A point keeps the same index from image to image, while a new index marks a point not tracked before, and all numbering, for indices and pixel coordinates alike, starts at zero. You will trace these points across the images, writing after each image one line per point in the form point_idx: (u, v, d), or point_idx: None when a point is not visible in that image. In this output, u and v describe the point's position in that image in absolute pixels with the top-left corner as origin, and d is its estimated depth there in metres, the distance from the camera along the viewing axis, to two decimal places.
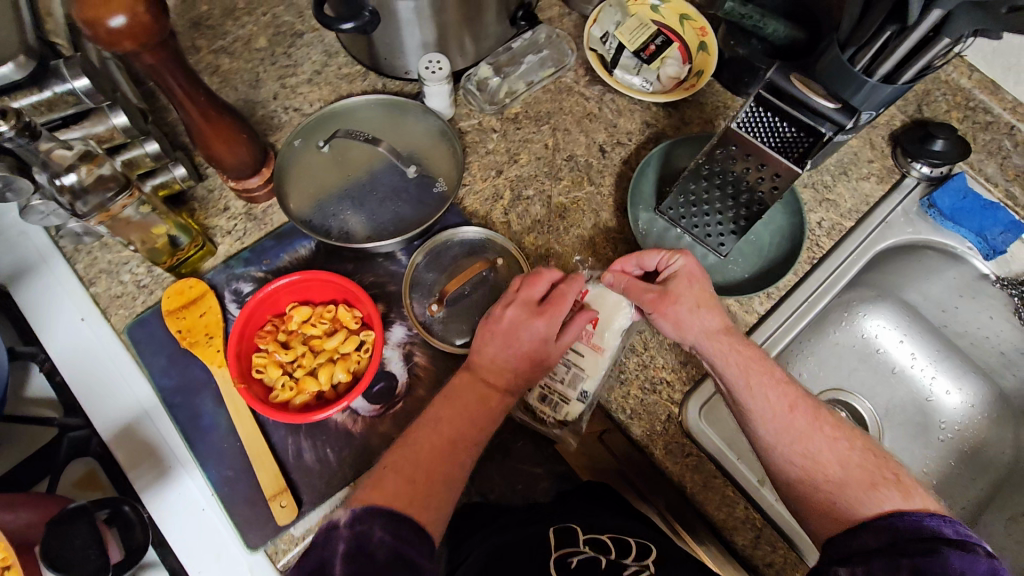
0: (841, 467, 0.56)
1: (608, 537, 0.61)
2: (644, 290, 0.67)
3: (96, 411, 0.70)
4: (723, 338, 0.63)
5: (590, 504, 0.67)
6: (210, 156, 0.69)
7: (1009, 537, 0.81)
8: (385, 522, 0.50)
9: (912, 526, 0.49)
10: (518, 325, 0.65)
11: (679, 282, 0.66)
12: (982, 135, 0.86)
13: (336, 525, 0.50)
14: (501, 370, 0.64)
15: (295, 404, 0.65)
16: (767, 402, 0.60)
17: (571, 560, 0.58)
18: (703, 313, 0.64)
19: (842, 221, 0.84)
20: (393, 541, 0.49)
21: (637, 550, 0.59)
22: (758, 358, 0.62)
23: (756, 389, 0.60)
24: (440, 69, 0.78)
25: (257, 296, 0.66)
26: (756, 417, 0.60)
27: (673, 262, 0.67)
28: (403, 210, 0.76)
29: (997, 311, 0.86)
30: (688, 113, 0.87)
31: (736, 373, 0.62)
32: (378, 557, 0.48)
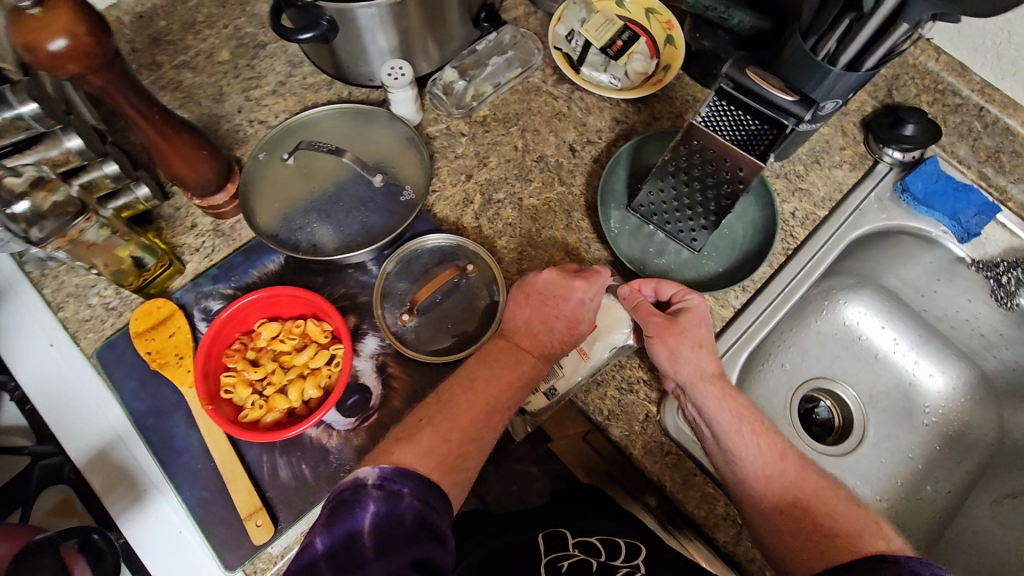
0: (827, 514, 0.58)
1: (597, 539, 0.67)
2: (652, 315, 0.69)
3: (68, 437, 0.69)
4: (716, 382, 0.67)
5: (580, 508, 0.77)
6: (172, 176, 0.68)
7: (995, 519, 0.80)
8: (414, 486, 0.52)
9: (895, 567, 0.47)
10: (554, 289, 0.69)
11: (686, 317, 0.69)
12: (952, 118, 0.85)
13: (364, 486, 0.51)
14: (535, 333, 0.68)
15: (266, 421, 0.64)
16: (757, 448, 0.63)
17: (562, 563, 0.64)
18: (701, 355, 0.68)
19: (816, 211, 0.84)
20: (421, 505, 0.51)
21: (626, 550, 0.64)
22: (748, 410, 0.66)
23: (747, 435, 0.64)
24: (403, 75, 0.78)
25: (223, 314, 0.66)
26: (746, 460, 0.63)
27: (683, 297, 0.70)
28: (371, 219, 0.75)
29: (975, 293, 0.86)
30: (657, 108, 0.87)
31: (728, 419, 0.65)
32: (406, 521, 0.49)
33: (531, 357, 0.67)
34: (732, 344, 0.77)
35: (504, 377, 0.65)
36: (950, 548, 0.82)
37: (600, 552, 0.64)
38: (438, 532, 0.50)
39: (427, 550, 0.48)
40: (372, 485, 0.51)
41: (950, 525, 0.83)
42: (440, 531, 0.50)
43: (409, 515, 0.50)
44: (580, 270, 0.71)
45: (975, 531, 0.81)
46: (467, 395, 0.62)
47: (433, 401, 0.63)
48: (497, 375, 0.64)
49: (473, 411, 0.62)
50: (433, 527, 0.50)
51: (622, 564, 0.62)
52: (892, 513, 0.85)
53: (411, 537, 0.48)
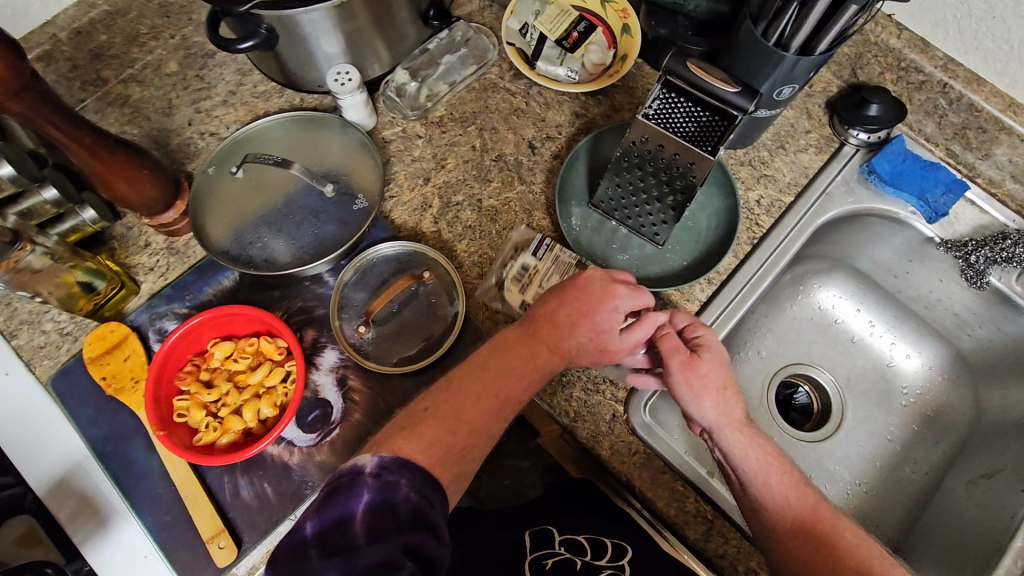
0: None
1: (583, 537, 0.71)
2: (675, 353, 0.64)
3: (28, 467, 0.69)
4: (743, 429, 0.63)
5: (568, 505, 0.78)
6: (114, 196, 0.67)
7: (969, 500, 0.78)
8: (411, 478, 0.51)
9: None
10: (595, 287, 0.65)
11: (708, 358, 0.64)
12: (917, 95, 0.83)
13: (362, 473, 0.50)
14: (559, 327, 0.64)
15: (221, 443, 0.63)
16: (786, 500, 0.61)
17: (546, 562, 0.68)
18: (726, 398, 0.64)
19: (782, 196, 0.82)
20: (417, 498, 0.50)
21: (611, 551, 0.68)
22: (777, 457, 0.63)
23: (775, 485, 0.61)
24: (350, 80, 0.75)
25: (171, 338, 0.64)
26: (774, 513, 0.60)
27: (700, 334, 0.66)
28: (324, 230, 0.73)
29: (946, 274, 0.83)
30: (618, 99, 0.84)
31: (756, 467, 0.62)
32: (401, 511, 0.49)
33: (546, 352, 0.63)
34: None
35: (512, 373, 0.62)
36: (926, 528, 0.80)
37: (585, 551, 0.69)
38: (432, 525, 0.50)
39: (419, 538, 0.48)
40: (369, 473, 0.50)
41: (927, 505, 0.82)
42: (433, 523, 0.50)
43: (403, 507, 0.49)
44: (626, 279, 0.67)
45: (951, 512, 0.79)
46: (476, 389, 0.60)
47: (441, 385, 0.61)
48: (507, 369, 0.62)
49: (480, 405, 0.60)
50: (428, 519, 0.50)
51: (606, 564, 0.67)
52: (869, 496, 0.84)
53: (404, 526, 0.48)
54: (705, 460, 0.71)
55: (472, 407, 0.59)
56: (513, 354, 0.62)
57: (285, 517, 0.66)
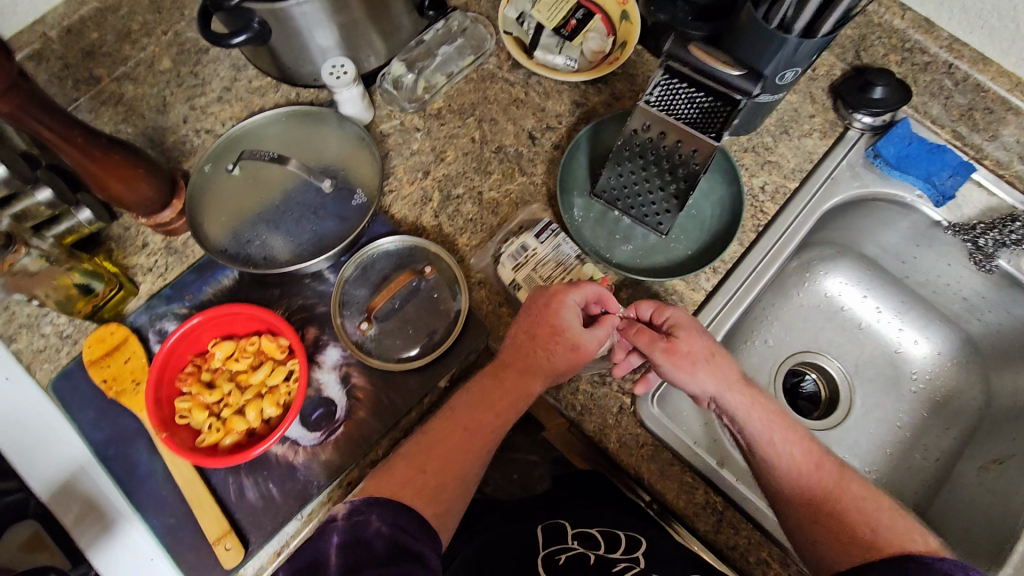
0: (867, 528, 0.58)
1: (596, 530, 0.69)
2: (654, 340, 0.64)
3: (31, 471, 0.68)
4: (744, 390, 0.64)
5: (580, 498, 0.79)
6: (109, 197, 0.65)
7: (980, 486, 0.78)
8: (383, 513, 0.54)
9: (924, 568, 0.51)
10: (537, 299, 0.65)
11: (686, 334, 0.64)
12: (923, 77, 0.82)
13: (334, 519, 0.54)
14: (518, 345, 0.64)
15: (224, 444, 0.63)
16: (791, 456, 0.62)
17: (560, 557, 0.64)
18: (718, 366, 0.64)
19: (786, 182, 0.81)
20: (392, 530, 0.53)
21: (626, 543, 0.66)
22: (780, 417, 0.64)
23: (780, 445, 0.62)
24: (345, 74, 0.74)
25: (170, 339, 0.64)
26: (783, 470, 0.62)
27: (669, 315, 0.66)
28: (323, 227, 0.72)
29: (954, 258, 0.82)
30: (619, 87, 0.83)
31: (760, 428, 0.63)
32: (377, 546, 0.51)
33: (513, 373, 0.64)
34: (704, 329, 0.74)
35: (482, 402, 0.63)
36: (939, 513, 0.79)
37: (597, 545, 0.66)
38: (413, 553, 0.51)
39: (399, 564, 0.50)
40: (341, 517, 0.54)
41: (940, 493, 0.81)
42: (415, 552, 0.52)
43: (378, 541, 0.52)
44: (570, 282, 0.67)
45: (963, 498, 0.78)
46: (460, 420, 0.62)
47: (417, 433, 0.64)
48: (486, 393, 0.64)
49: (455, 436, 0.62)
50: (406, 549, 0.52)
51: (619, 557, 0.64)
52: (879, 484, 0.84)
53: (376, 558, 0.50)
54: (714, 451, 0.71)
55: (453, 440, 0.62)
56: (481, 386, 0.64)
57: (292, 517, 0.65)
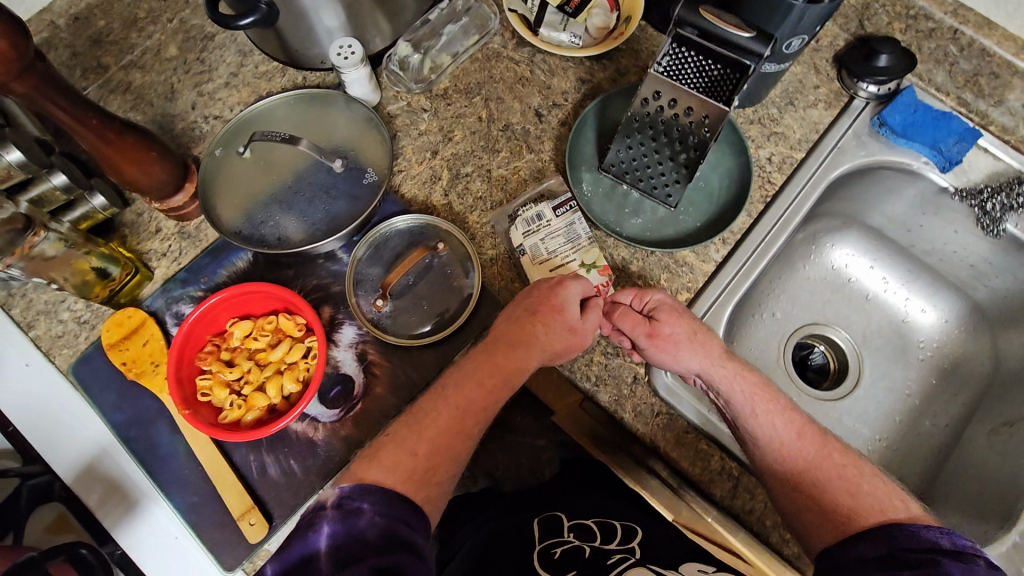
0: (849, 494, 0.61)
1: (591, 521, 0.67)
2: (638, 324, 0.67)
3: (53, 455, 0.69)
4: (728, 363, 0.68)
5: (577, 487, 0.74)
6: (125, 181, 0.66)
7: (992, 448, 0.78)
8: (375, 501, 0.50)
9: (910, 537, 0.54)
10: (537, 286, 0.67)
11: (667, 315, 0.68)
12: (927, 44, 0.83)
13: (322, 508, 0.49)
14: (513, 325, 0.66)
15: (247, 420, 0.64)
16: (774, 427, 0.65)
17: (555, 551, 0.62)
18: (699, 343, 0.68)
19: (793, 153, 0.81)
20: (385, 520, 0.49)
21: (622, 535, 0.65)
22: (763, 389, 0.67)
23: (763, 416, 0.65)
24: (353, 54, 0.74)
25: (189, 318, 0.64)
26: (768, 442, 0.65)
27: (651, 298, 0.69)
28: (335, 207, 0.73)
29: (961, 224, 0.83)
30: (624, 62, 0.83)
31: (743, 400, 0.66)
32: (369, 536, 0.47)
33: (504, 352, 0.65)
34: (715, 299, 0.75)
35: (472, 379, 0.63)
36: (946, 478, 0.81)
37: (594, 537, 0.64)
38: (408, 544, 0.48)
39: (394, 559, 0.46)
40: (332, 505, 0.49)
41: (948, 459, 0.82)
42: (409, 542, 0.49)
43: (371, 532, 0.48)
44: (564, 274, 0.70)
45: (974, 462, 0.79)
46: (468, 391, 0.62)
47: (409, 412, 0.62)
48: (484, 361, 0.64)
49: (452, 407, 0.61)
50: (400, 540, 0.48)
51: (616, 549, 0.63)
52: (889, 452, 0.85)
53: (372, 551, 0.46)
54: None
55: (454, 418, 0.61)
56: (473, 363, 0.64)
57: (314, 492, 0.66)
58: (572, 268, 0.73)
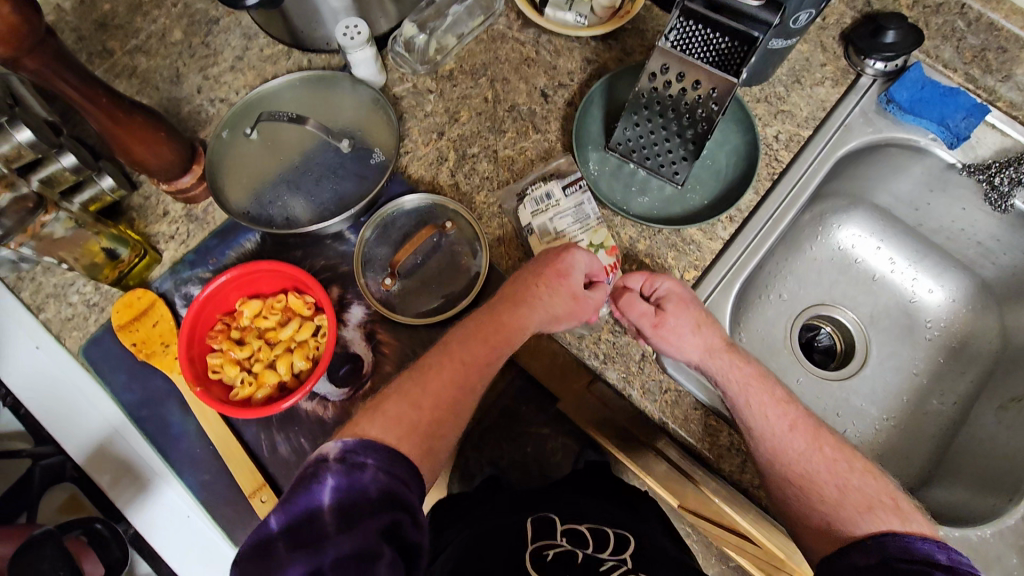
0: (838, 489, 0.61)
1: (585, 529, 0.67)
2: (642, 312, 0.67)
3: (66, 434, 0.70)
4: (726, 355, 0.68)
5: (579, 494, 0.79)
6: (133, 161, 0.66)
7: (1000, 425, 0.79)
8: (379, 458, 0.50)
9: (902, 546, 0.54)
10: (550, 254, 0.66)
11: (674, 306, 0.68)
12: (935, 19, 0.83)
13: (326, 461, 0.48)
14: (521, 287, 0.65)
15: (257, 398, 0.64)
16: (769, 419, 0.64)
17: (548, 553, 0.60)
18: (701, 334, 0.68)
19: (799, 131, 0.81)
20: (387, 478, 0.49)
21: (614, 546, 0.63)
22: (758, 380, 0.67)
23: (756, 407, 0.65)
24: (359, 34, 0.74)
25: (199, 297, 0.64)
26: (760, 434, 0.64)
27: (660, 286, 0.69)
28: (342, 187, 0.73)
29: (969, 201, 0.83)
30: (630, 42, 0.83)
31: (737, 391, 0.66)
32: (372, 494, 0.47)
33: (508, 314, 0.63)
34: (723, 275, 0.75)
35: (479, 335, 0.62)
36: (951, 461, 0.80)
37: (587, 545, 0.63)
38: (406, 503, 0.49)
39: (396, 518, 0.47)
40: (334, 460, 0.48)
41: (956, 438, 0.82)
42: (407, 502, 0.49)
43: (373, 489, 0.48)
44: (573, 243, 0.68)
45: (983, 440, 0.79)
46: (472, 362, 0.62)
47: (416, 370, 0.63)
48: (490, 333, 0.63)
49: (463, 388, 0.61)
50: (399, 499, 0.49)
51: (608, 558, 0.61)
52: (897, 431, 0.85)
53: (376, 509, 0.46)
54: None
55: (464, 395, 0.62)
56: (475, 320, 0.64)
57: None
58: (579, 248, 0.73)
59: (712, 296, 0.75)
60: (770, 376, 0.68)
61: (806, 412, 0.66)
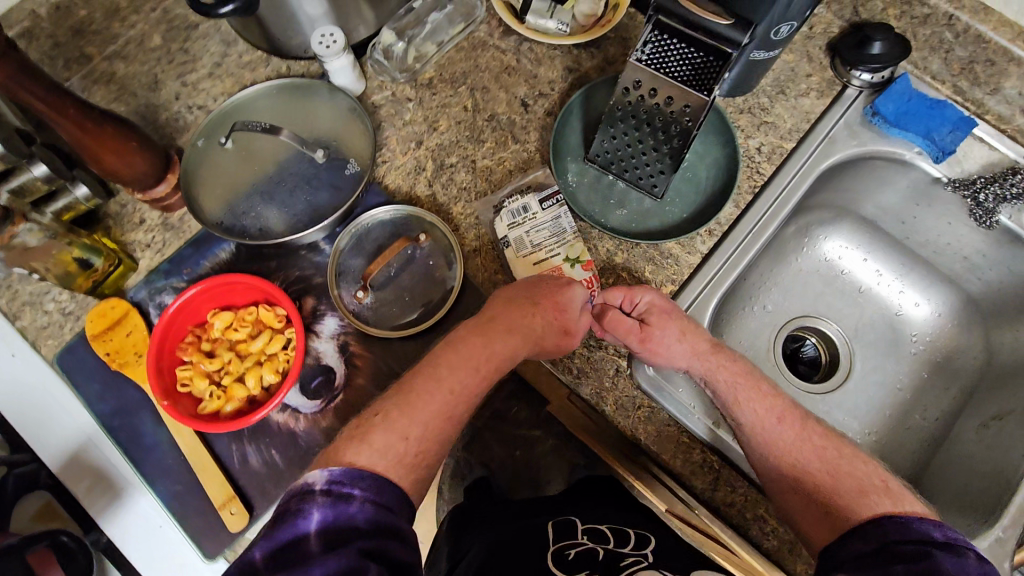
0: (831, 477, 0.62)
1: (606, 530, 0.68)
2: (628, 329, 0.66)
3: (40, 442, 0.70)
4: (712, 356, 0.68)
5: (588, 503, 0.76)
6: (106, 171, 0.66)
7: (980, 443, 0.78)
8: (366, 487, 0.49)
9: (901, 528, 0.53)
10: (548, 282, 0.68)
11: (658, 321, 0.67)
12: (922, 30, 0.82)
13: (311, 493, 0.47)
14: (518, 305, 0.65)
15: (226, 411, 0.65)
16: (760, 417, 0.66)
17: (569, 552, 0.62)
18: (688, 340, 0.68)
19: (783, 143, 0.80)
20: (375, 508, 0.48)
21: (635, 541, 0.65)
22: (746, 376, 0.68)
23: (745, 403, 0.66)
24: (335, 43, 0.73)
25: (169, 309, 0.65)
26: (752, 430, 0.66)
27: (641, 300, 0.68)
28: (317, 198, 0.73)
29: (954, 216, 0.81)
30: (612, 50, 0.82)
31: (726, 389, 0.67)
32: (358, 522, 0.47)
33: (502, 328, 0.65)
34: (701, 291, 0.74)
35: (468, 363, 0.62)
36: (928, 483, 0.79)
37: (608, 540, 0.65)
38: (396, 531, 0.48)
39: (380, 542, 0.46)
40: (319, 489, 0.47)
41: (936, 453, 0.81)
42: (397, 529, 0.48)
43: (360, 519, 0.47)
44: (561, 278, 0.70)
45: (962, 454, 0.79)
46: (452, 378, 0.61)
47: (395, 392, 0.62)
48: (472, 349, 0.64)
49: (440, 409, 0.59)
50: (387, 526, 0.48)
51: (630, 552, 0.62)
52: (877, 447, 0.84)
53: (362, 537, 0.46)
54: (711, 411, 0.71)
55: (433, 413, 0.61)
56: (467, 346, 0.63)
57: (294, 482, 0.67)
58: (556, 262, 0.72)
59: (689, 311, 0.73)
60: (756, 372, 0.69)
61: (793, 404, 0.68)
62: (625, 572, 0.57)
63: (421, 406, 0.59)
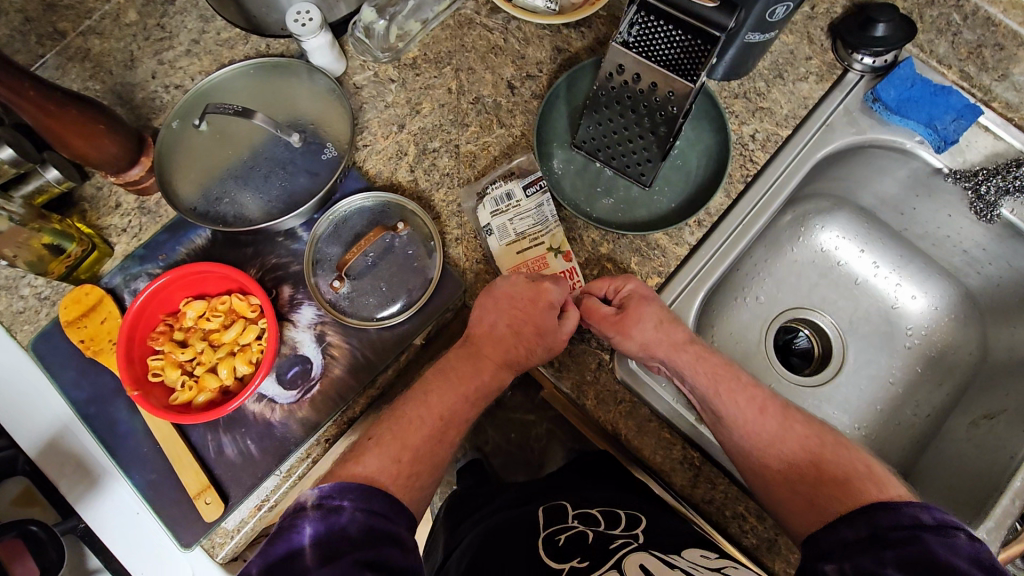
0: (816, 469, 0.60)
1: (596, 510, 0.65)
2: (604, 316, 0.65)
3: (19, 430, 0.70)
4: (689, 349, 0.66)
5: (582, 479, 0.73)
6: (72, 154, 0.64)
7: (971, 440, 0.76)
8: (355, 498, 0.49)
9: (891, 515, 0.51)
10: (521, 292, 0.65)
11: (635, 305, 0.65)
12: (929, 12, 0.78)
13: (302, 509, 0.48)
14: (501, 340, 0.66)
15: (199, 402, 0.65)
16: (743, 415, 0.64)
17: (559, 538, 0.60)
18: (663, 329, 0.66)
19: (779, 130, 0.77)
20: (366, 517, 0.49)
21: (626, 521, 0.62)
22: (724, 369, 0.66)
23: (726, 397, 0.64)
24: (311, 20, 0.70)
25: (138, 300, 0.64)
26: (731, 422, 0.64)
27: (623, 288, 0.67)
28: (294, 183, 0.71)
29: (955, 208, 0.78)
30: (604, 30, 0.79)
31: (706, 382, 0.65)
32: (351, 532, 0.47)
33: (492, 365, 0.65)
34: (688, 283, 0.71)
35: (458, 390, 0.63)
36: (920, 477, 0.78)
37: (598, 523, 0.62)
38: (392, 538, 0.49)
39: (377, 552, 0.46)
40: (311, 505, 0.48)
41: (931, 446, 0.80)
42: (394, 536, 0.49)
43: (353, 528, 0.47)
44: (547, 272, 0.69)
45: (953, 453, 0.77)
46: (443, 387, 0.63)
47: (387, 416, 0.62)
48: (460, 365, 0.65)
49: (429, 427, 0.61)
50: (381, 533, 0.48)
51: (620, 534, 0.60)
52: (869, 441, 0.82)
53: (357, 545, 0.46)
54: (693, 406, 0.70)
55: (407, 413, 0.61)
56: (455, 372, 0.64)
57: (272, 472, 0.66)
58: (540, 252, 0.70)
59: (675, 304, 0.71)
60: (735, 364, 0.67)
61: (773, 394, 0.66)
62: (614, 557, 0.55)
63: (414, 431, 0.60)
